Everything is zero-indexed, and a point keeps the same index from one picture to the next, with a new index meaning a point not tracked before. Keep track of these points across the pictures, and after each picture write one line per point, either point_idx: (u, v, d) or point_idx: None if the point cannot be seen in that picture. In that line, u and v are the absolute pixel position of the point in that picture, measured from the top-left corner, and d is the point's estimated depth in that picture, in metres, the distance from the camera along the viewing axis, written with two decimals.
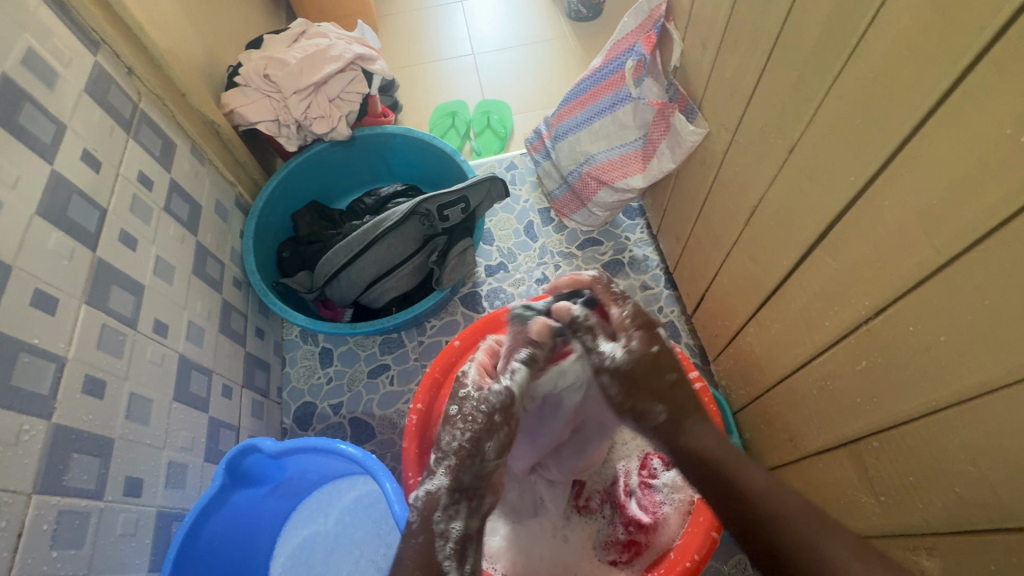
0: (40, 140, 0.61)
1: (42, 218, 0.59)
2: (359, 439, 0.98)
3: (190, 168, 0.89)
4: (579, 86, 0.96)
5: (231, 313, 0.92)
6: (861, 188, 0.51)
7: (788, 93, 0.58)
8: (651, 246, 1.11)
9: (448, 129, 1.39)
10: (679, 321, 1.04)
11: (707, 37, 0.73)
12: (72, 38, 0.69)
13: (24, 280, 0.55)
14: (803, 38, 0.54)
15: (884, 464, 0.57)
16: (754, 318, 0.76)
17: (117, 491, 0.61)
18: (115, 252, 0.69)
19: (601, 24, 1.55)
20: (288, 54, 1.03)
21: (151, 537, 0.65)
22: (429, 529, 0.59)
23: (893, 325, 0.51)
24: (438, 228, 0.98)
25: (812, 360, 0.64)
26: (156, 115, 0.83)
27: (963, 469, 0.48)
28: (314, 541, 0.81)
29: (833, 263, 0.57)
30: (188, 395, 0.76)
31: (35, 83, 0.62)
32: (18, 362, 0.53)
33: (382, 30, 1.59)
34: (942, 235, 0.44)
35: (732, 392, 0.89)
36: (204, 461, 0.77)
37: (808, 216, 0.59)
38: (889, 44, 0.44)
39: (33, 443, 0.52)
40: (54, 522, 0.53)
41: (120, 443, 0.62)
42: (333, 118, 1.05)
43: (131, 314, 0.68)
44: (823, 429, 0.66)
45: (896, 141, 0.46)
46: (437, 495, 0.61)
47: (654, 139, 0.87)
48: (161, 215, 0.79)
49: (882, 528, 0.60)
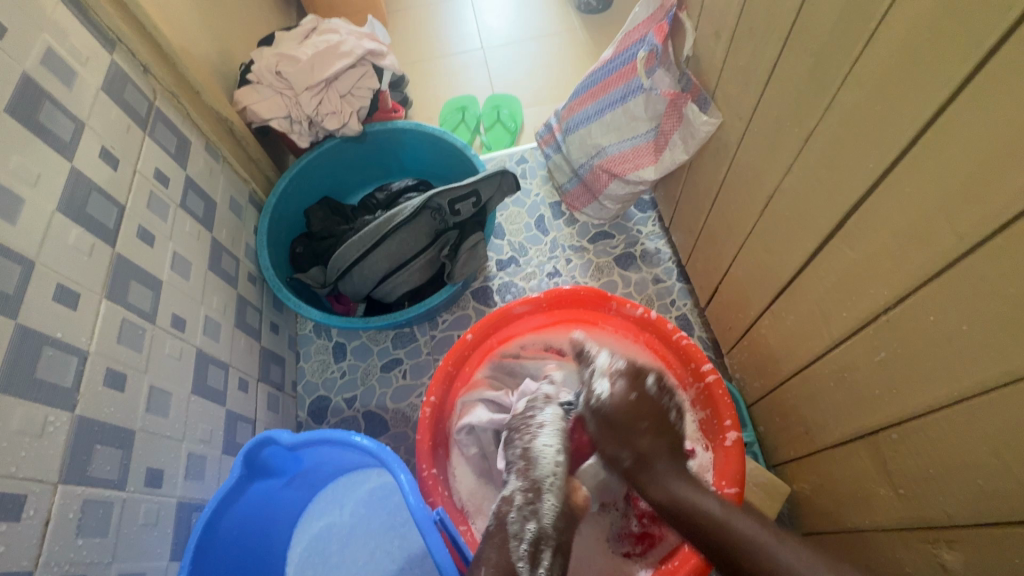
0: (59, 138, 0.62)
1: (63, 215, 0.60)
2: (372, 432, 0.99)
3: (204, 165, 0.90)
4: (590, 78, 0.95)
5: (247, 308, 0.93)
6: (880, 174, 0.50)
7: (805, 80, 0.57)
8: (663, 239, 1.10)
9: (459, 124, 1.39)
10: (692, 314, 1.03)
11: (720, 26, 0.72)
12: (89, 37, 0.70)
13: (46, 276, 0.56)
14: (819, 24, 0.53)
15: (903, 457, 0.56)
16: (769, 309, 0.75)
17: (139, 482, 0.62)
18: (134, 249, 0.70)
19: (611, 15, 1.53)
20: (299, 50, 1.03)
21: (172, 527, 0.67)
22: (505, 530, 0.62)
23: (913, 315, 0.50)
24: (449, 223, 0.98)
25: (828, 352, 0.64)
26: (171, 113, 0.84)
27: (985, 461, 0.47)
28: (330, 533, 0.82)
29: (851, 252, 0.56)
30: (206, 388, 0.77)
31: (53, 82, 0.63)
32: (42, 355, 0.54)
33: (391, 25, 1.59)
34: (964, 222, 0.43)
35: (746, 384, 0.88)
36: (222, 453, 0.78)
37: (825, 205, 0.58)
38: (909, 27, 0.43)
39: (57, 434, 0.54)
40: (79, 512, 0.54)
41: (141, 436, 0.64)
42: (344, 113, 1.05)
43: (150, 309, 0.70)
44: (840, 421, 0.65)
45: (917, 126, 0.45)
46: (511, 498, 0.64)
47: (666, 130, 0.86)
48: (177, 211, 0.80)
49: (901, 521, 0.59)
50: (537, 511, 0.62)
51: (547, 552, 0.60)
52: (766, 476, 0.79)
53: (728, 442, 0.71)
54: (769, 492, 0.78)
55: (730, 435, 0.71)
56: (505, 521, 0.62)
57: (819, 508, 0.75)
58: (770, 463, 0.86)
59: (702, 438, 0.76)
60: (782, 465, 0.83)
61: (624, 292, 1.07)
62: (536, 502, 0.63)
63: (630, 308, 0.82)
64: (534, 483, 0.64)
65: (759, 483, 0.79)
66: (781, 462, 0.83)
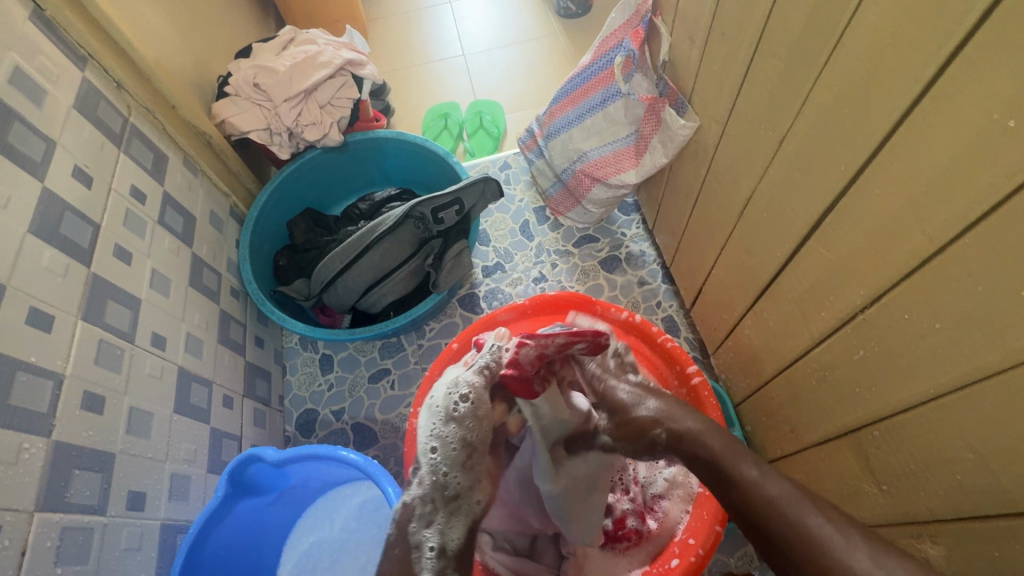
0: (30, 160, 0.61)
1: (36, 237, 0.59)
2: (361, 444, 0.98)
3: (183, 180, 0.89)
4: (569, 83, 0.96)
5: (230, 323, 0.92)
6: (853, 175, 0.50)
7: (776, 84, 0.58)
8: (647, 241, 1.11)
9: (441, 131, 1.39)
10: (678, 315, 1.04)
11: (694, 31, 0.72)
12: (60, 54, 0.69)
13: (19, 300, 0.55)
14: (787, 30, 0.54)
15: (884, 453, 0.57)
16: (752, 310, 0.76)
17: (120, 505, 0.61)
18: (110, 267, 0.69)
19: (591, 20, 1.54)
20: (277, 62, 1.03)
21: (156, 551, 0.65)
22: (408, 541, 0.60)
23: (888, 314, 0.51)
24: (433, 231, 0.98)
25: (809, 351, 0.64)
26: (147, 129, 0.83)
27: (962, 459, 0.48)
28: (319, 550, 0.81)
29: (826, 253, 0.57)
30: (188, 407, 0.76)
31: (23, 102, 0.62)
32: (16, 380, 0.53)
33: (371, 33, 1.59)
34: (933, 222, 0.44)
35: (733, 384, 0.89)
36: (207, 472, 0.77)
37: (800, 208, 0.59)
38: (874, 33, 0.44)
39: (32, 463, 0.52)
40: (57, 539, 0.53)
41: (120, 460, 0.62)
42: (324, 124, 1.05)
43: (128, 328, 0.69)
44: (823, 418, 0.65)
45: (885, 129, 0.46)
46: (418, 504, 0.62)
47: (645, 134, 0.87)
48: (155, 227, 0.79)
49: (885, 516, 0.60)
50: (443, 520, 0.62)
51: (433, 533, 0.61)
52: None
53: None
54: None
55: None
56: (410, 532, 0.60)
57: None
58: None
59: None
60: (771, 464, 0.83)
61: (610, 295, 1.07)
62: (440, 511, 0.62)
63: (614, 311, 0.83)
64: (441, 486, 0.63)
65: None
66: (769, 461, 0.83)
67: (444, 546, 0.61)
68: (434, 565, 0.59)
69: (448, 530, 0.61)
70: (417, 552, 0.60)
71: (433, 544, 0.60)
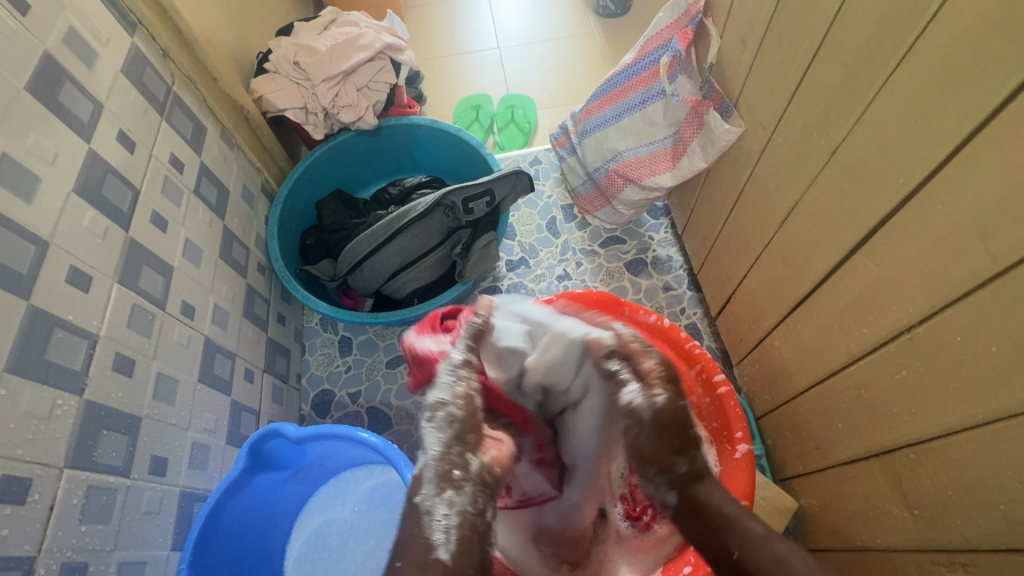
0: (79, 120, 0.61)
1: (80, 196, 0.60)
2: (376, 428, 0.98)
3: (219, 153, 0.90)
4: (608, 82, 0.94)
5: (255, 298, 0.93)
6: (911, 191, 0.49)
7: (834, 93, 0.57)
8: (675, 246, 1.10)
9: (472, 122, 1.38)
10: (701, 323, 1.03)
11: (747, 35, 0.71)
12: (112, 18, 0.69)
13: (58, 258, 0.56)
14: (853, 37, 0.52)
15: (919, 477, 0.56)
16: (784, 322, 0.74)
17: (144, 469, 0.62)
18: (147, 233, 0.69)
19: (630, 20, 1.53)
20: (318, 43, 1.03)
21: (173, 517, 0.66)
22: (415, 507, 0.46)
23: (937, 335, 0.50)
24: (462, 221, 0.97)
25: (845, 368, 0.63)
26: (188, 98, 0.84)
27: (1007, 488, 0.46)
28: (329, 530, 0.81)
29: (874, 268, 0.55)
30: (212, 377, 0.76)
31: (75, 63, 0.62)
32: (53, 337, 0.53)
33: (408, 20, 1.59)
34: (998, 242, 0.42)
35: (756, 397, 0.87)
36: (226, 444, 0.77)
37: (849, 221, 0.57)
38: (949, 43, 0.43)
39: (63, 420, 0.53)
40: (83, 497, 0.53)
41: (147, 423, 0.63)
42: (360, 107, 1.05)
43: (160, 295, 0.69)
44: (853, 437, 0.64)
45: (952, 144, 0.44)
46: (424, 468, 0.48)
47: (685, 137, 0.85)
48: (190, 196, 0.79)
49: (914, 542, 0.58)
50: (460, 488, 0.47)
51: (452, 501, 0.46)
52: (774, 490, 0.78)
53: (739, 453, 0.70)
54: (776, 507, 0.77)
55: (742, 447, 0.70)
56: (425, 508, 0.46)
57: (828, 525, 0.74)
58: (778, 476, 0.85)
59: (712, 450, 0.75)
60: (790, 480, 0.82)
61: (634, 298, 1.06)
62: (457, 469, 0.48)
63: (642, 314, 0.82)
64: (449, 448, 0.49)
65: (765, 497, 0.78)
66: (789, 477, 0.82)
67: (466, 518, 0.46)
68: (452, 511, 0.46)
69: (460, 500, 0.46)
70: (429, 516, 0.45)
71: (449, 515, 0.45)
